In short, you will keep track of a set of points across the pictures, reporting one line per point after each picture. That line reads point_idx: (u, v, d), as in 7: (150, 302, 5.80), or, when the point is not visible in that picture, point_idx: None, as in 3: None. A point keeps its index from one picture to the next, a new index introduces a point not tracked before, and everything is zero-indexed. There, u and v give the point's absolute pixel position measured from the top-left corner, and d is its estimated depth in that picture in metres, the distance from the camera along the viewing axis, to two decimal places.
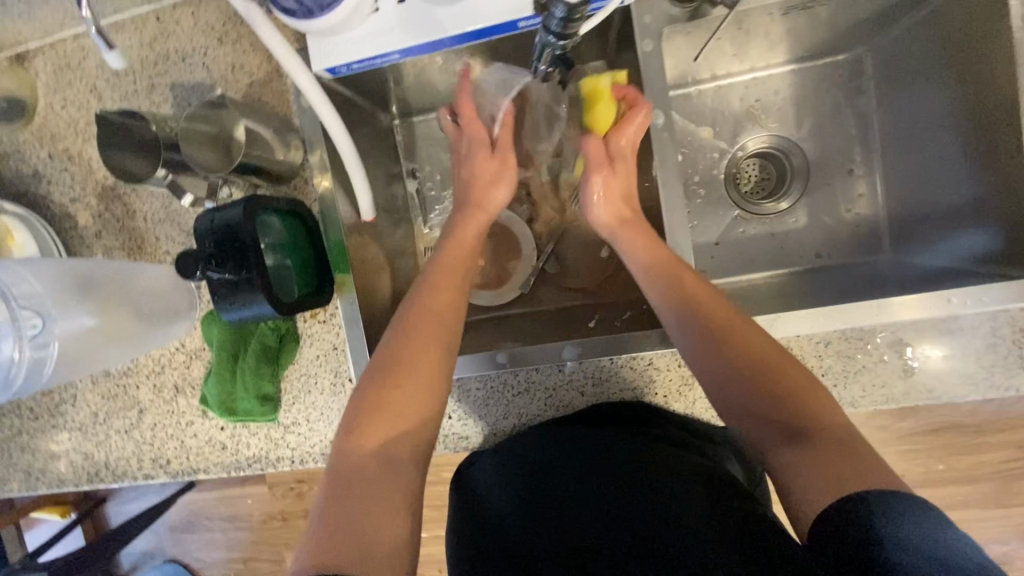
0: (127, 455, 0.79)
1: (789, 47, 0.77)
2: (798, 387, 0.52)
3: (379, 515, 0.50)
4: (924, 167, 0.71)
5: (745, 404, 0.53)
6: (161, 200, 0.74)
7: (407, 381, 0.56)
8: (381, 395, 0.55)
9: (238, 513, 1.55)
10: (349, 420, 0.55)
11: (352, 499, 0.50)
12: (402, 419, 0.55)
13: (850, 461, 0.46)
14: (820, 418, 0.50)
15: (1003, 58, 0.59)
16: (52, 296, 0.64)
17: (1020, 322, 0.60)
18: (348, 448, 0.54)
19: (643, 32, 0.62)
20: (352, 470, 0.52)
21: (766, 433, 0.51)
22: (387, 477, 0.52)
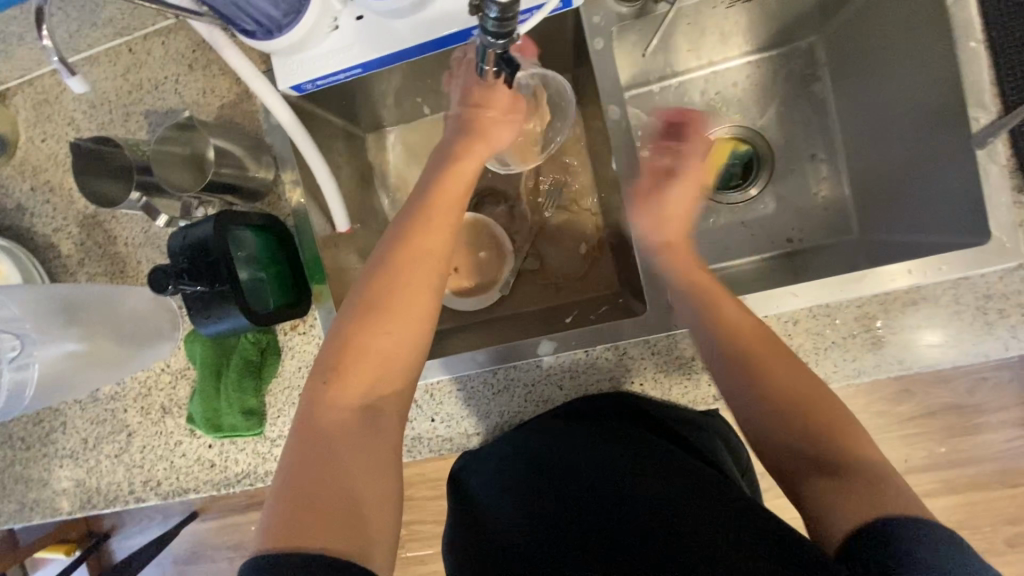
0: (118, 479, 0.80)
1: (742, 39, 0.79)
2: (834, 421, 0.53)
3: (359, 470, 0.49)
4: (882, 146, 0.73)
5: (781, 422, 0.54)
6: (141, 224, 0.76)
7: (390, 335, 0.54)
8: (359, 346, 0.54)
9: (242, 541, 1.54)
10: (324, 368, 0.53)
11: (334, 451, 0.49)
12: (381, 369, 0.54)
13: (880, 494, 0.46)
14: (852, 453, 0.50)
15: (941, 36, 0.61)
16: (30, 318, 0.68)
17: (984, 289, 0.60)
18: (322, 399, 0.52)
19: (593, 31, 0.65)
20: (327, 423, 0.51)
21: (798, 454, 0.52)
22: (368, 432, 0.51)
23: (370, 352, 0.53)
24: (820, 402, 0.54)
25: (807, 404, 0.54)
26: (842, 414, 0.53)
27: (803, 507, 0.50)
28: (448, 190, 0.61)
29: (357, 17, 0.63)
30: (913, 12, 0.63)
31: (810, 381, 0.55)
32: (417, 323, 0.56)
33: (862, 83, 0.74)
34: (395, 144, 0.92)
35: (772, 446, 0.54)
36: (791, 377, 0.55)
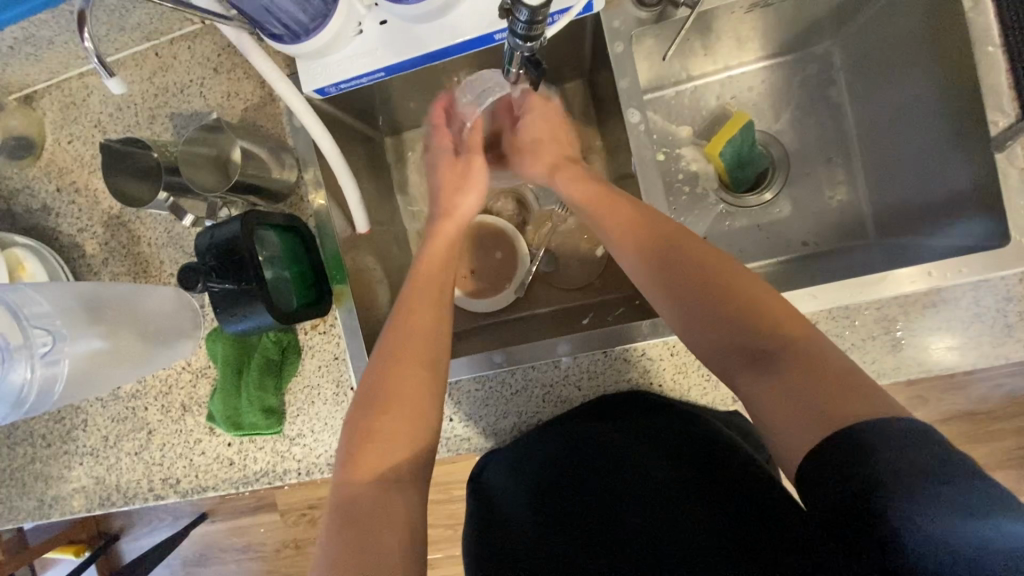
0: (138, 477, 0.80)
1: (758, 44, 0.80)
2: (768, 304, 0.53)
3: (382, 542, 0.49)
4: (899, 149, 0.73)
5: (727, 339, 0.53)
6: (164, 225, 0.77)
7: (394, 409, 0.56)
8: (368, 422, 0.55)
9: (251, 543, 1.54)
10: (342, 453, 0.55)
11: (354, 529, 0.50)
12: (393, 443, 0.54)
13: (834, 385, 0.45)
14: (786, 334, 0.50)
15: (960, 38, 0.61)
16: (62, 314, 0.68)
17: (1004, 291, 0.61)
18: (344, 483, 0.53)
19: (614, 36, 0.66)
20: (351, 504, 0.52)
21: (730, 358, 0.53)
22: (387, 507, 0.51)
23: (378, 426, 0.55)
24: (747, 294, 0.53)
25: (761, 318, 0.52)
26: (767, 296, 0.53)
27: (750, 408, 0.51)
28: (432, 270, 0.65)
29: (381, 22, 0.64)
30: (932, 15, 0.63)
31: (732, 271, 0.55)
32: (416, 392, 0.57)
33: (879, 88, 0.75)
34: (413, 148, 0.93)
35: (717, 356, 0.54)
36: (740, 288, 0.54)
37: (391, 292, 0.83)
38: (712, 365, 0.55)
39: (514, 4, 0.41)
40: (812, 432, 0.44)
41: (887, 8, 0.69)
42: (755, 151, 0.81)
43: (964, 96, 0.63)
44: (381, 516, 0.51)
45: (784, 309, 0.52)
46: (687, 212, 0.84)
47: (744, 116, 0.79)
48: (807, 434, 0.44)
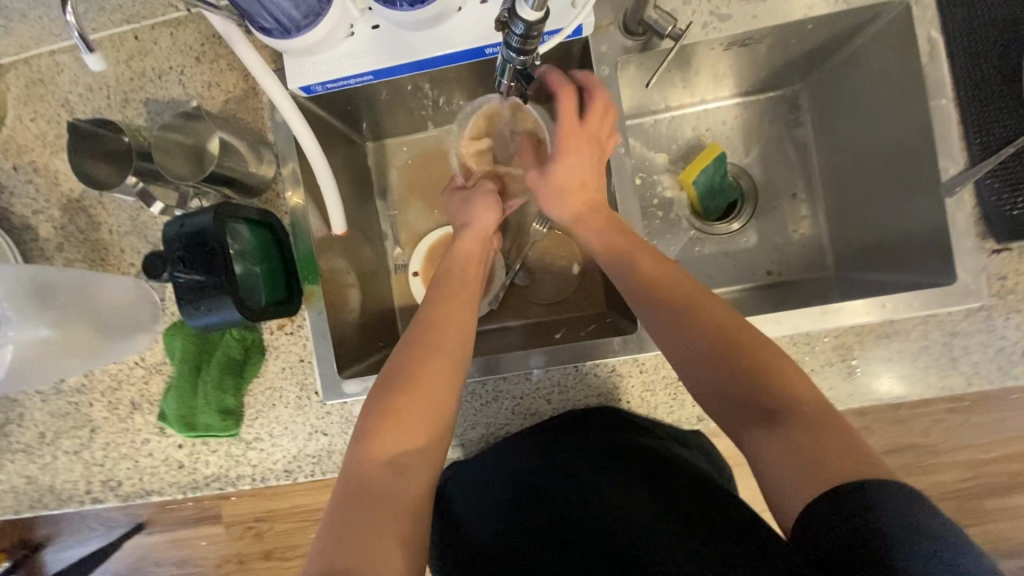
0: (75, 478, 0.75)
1: (734, 81, 0.84)
2: (783, 369, 0.51)
3: (387, 528, 0.48)
4: (859, 190, 0.77)
5: (725, 383, 0.52)
6: (129, 212, 0.74)
7: (418, 393, 0.55)
8: (391, 405, 0.54)
9: (190, 557, 1.46)
10: (360, 431, 0.54)
11: (363, 507, 0.49)
12: (413, 431, 0.54)
13: (834, 441, 0.45)
14: (796, 397, 0.49)
15: (917, 90, 0.66)
16: (10, 297, 0.66)
17: (949, 326, 0.65)
18: (360, 457, 0.52)
19: (601, 60, 0.68)
20: (362, 483, 0.51)
21: (737, 414, 0.51)
22: (397, 493, 0.51)
23: (403, 411, 0.54)
24: (768, 352, 0.52)
25: (768, 370, 0.51)
26: (793, 371, 0.51)
27: (755, 469, 0.49)
28: (460, 273, 0.69)
29: (373, 26, 0.65)
30: (891, 70, 0.68)
31: (747, 332, 0.54)
32: (442, 381, 0.57)
33: (841, 131, 0.79)
34: (394, 155, 0.94)
35: (712, 400, 0.53)
36: (758, 343, 0.53)
37: (362, 296, 0.82)
38: (721, 418, 0.53)
39: (511, 17, 0.42)
40: (812, 484, 0.44)
41: (851, 58, 0.73)
42: (722, 187, 0.84)
43: (918, 138, 0.67)
44: (390, 501, 0.50)
45: (799, 377, 0.51)
46: (660, 236, 0.87)
47: (711, 155, 0.80)
48: (810, 487, 0.44)
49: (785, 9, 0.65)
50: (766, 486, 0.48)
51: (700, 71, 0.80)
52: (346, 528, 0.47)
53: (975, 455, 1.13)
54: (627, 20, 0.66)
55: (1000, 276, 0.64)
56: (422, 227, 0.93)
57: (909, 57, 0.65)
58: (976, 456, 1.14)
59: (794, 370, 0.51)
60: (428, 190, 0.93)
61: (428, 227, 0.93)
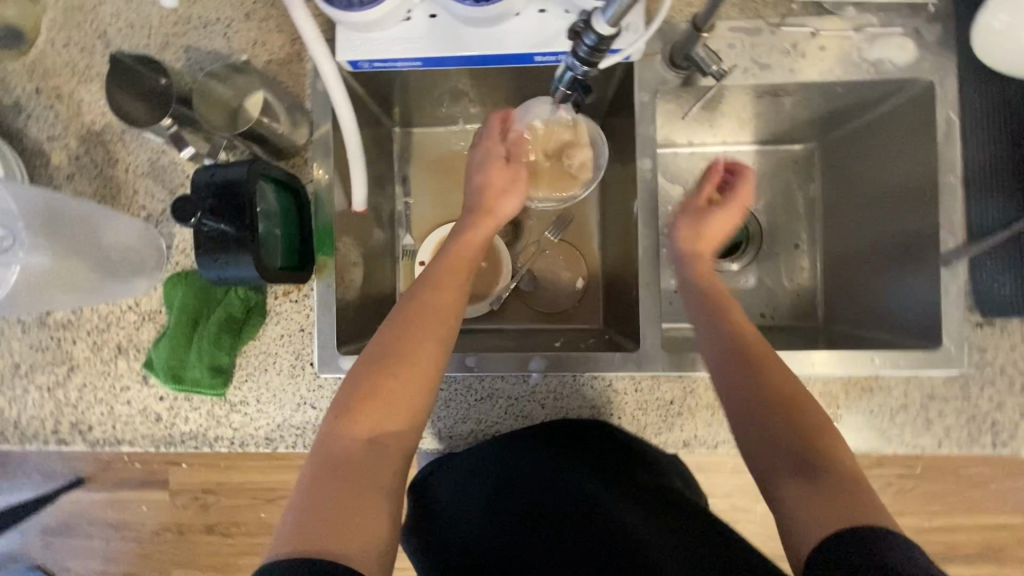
0: (45, 415, 0.73)
1: (757, 130, 0.87)
2: (816, 422, 0.53)
3: (360, 502, 0.50)
4: (860, 250, 0.80)
5: (761, 423, 0.53)
6: (149, 154, 0.73)
7: (401, 373, 0.55)
8: (374, 386, 0.55)
9: (127, 521, 1.38)
10: (340, 406, 0.55)
11: (339, 486, 0.50)
12: (394, 413, 0.54)
13: (858, 496, 0.47)
14: (828, 452, 0.51)
15: (927, 165, 0.70)
16: (24, 215, 0.63)
17: (929, 389, 0.68)
18: (338, 433, 0.53)
19: (642, 85, 0.70)
20: (338, 457, 0.52)
21: (776, 458, 0.52)
22: (374, 471, 0.52)
23: (386, 393, 0.54)
24: (801, 398, 0.54)
25: (801, 414, 0.53)
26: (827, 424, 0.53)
27: (778, 513, 0.50)
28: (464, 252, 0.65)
29: (430, 15, 0.66)
30: (906, 142, 0.72)
31: (785, 374, 0.56)
32: (425, 364, 0.57)
33: (849, 192, 0.83)
34: (419, 145, 0.95)
35: (747, 441, 0.54)
36: (791, 389, 0.55)
37: (365, 277, 0.81)
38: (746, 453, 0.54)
39: (585, 27, 0.44)
40: (828, 524, 0.47)
41: (869, 126, 0.77)
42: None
43: (923, 208, 0.71)
44: (364, 478, 0.51)
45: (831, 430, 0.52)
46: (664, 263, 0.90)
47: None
48: (818, 518, 0.47)
49: (823, 67, 0.69)
50: (780, 520, 0.50)
51: (729, 114, 0.83)
52: (320, 500, 0.49)
53: (922, 522, 1.18)
54: (673, 54, 0.67)
55: (981, 349, 0.68)
56: (435, 218, 0.94)
57: (927, 134, 0.70)
58: (922, 524, 1.18)
59: (824, 419, 0.53)
60: (447, 185, 0.95)
61: (442, 220, 0.94)
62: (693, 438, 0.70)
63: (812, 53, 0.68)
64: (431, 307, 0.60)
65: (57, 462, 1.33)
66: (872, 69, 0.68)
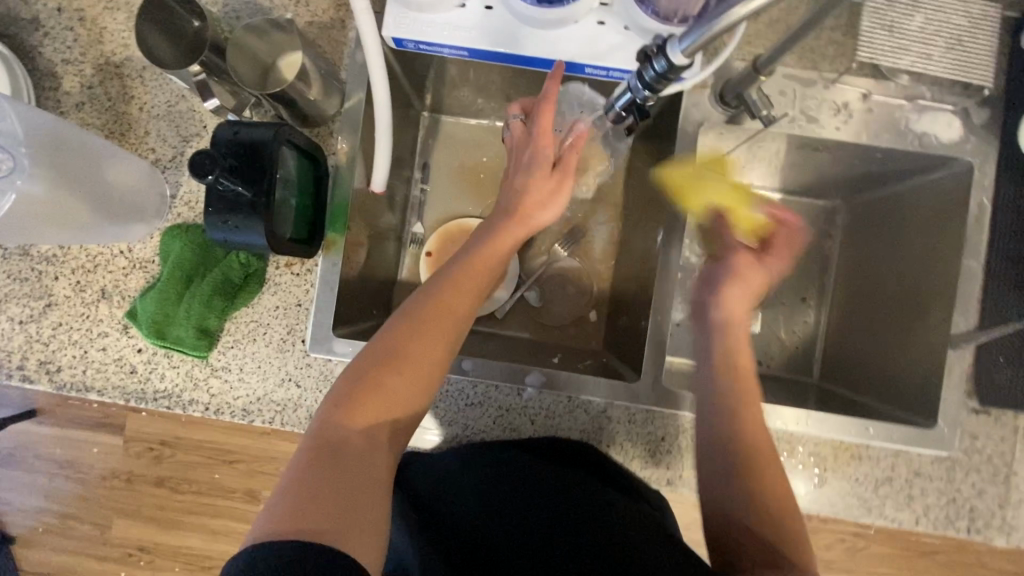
0: (11, 349, 0.69)
1: (786, 180, 0.87)
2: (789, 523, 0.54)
3: (353, 491, 0.47)
4: (869, 317, 0.80)
5: (726, 488, 0.57)
6: (168, 96, 0.69)
7: (409, 370, 0.53)
8: (375, 381, 0.52)
9: (77, 460, 1.26)
10: (339, 393, 0.52)
11: (333, 479, 0.47)
12: (390, 408, 0.53)
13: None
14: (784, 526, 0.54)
15: (953, 247, 0.70)
16: (29, 142, 0.59)
17: (916, 465, 0.68)
18: (335, 422, 0.50)
19: (687, 115, 0.68)
20: (335, 445, 0.49)
21: (738, 533, 0.55)
22: (370, 463, 0.50)
23: (385, 386, 0.52)
24: (766, 455, 0.57)
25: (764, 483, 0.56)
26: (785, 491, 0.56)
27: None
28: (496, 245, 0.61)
29: (486, 6, 0.64)
30: (934, 218, 0.72)
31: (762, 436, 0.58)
32: (436, 360, 0.55)
33: (866, 256, 0.82)
34: (444, 134, 0.92)
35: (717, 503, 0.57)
36: (764, 450, 0.57)
37: (370, 259, 0.79)
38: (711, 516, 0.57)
39: (658, 52, 0.43)
40: None
41: (898, 195, 0.77)
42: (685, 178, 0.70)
43: (941, 289, 0.71)
44: (358, 469, 0.49)
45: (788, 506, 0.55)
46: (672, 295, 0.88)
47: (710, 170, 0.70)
48: None
49: (868, 130, 0.68)
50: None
51: (762, 158, 0.82)
52: (314, 487, 0.46)
53: None
54: (725, 90, 0.66)
55: (972, 435, 0.69)
56: (449, 211, 0.92)
57: (958, 214, 0.70)
58: None
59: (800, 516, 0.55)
60: (466, 179, 0.92)
61: (456, 214, 0.92)
62: (677, 478, 0.69)
63: (860, 114, 0.68)
64: (443, 300, 0.56)
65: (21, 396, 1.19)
66: (917, 141, 0.68)
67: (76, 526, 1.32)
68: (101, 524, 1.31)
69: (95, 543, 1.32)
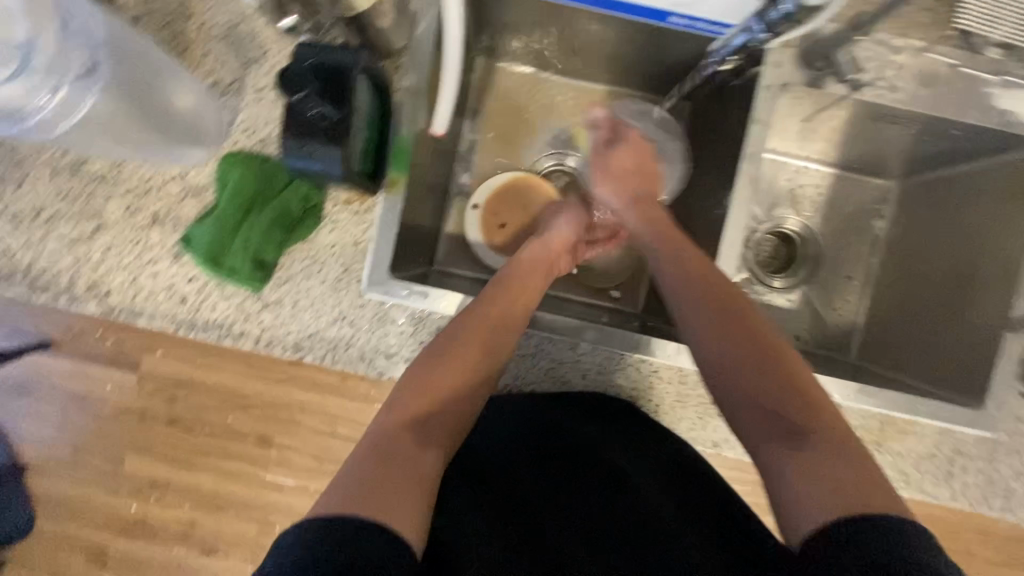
0: (60, 269, 0.68)
1: (846, 154, 0.85)
2: (782, 370, 0.53)
3: (399, 485, 0.47)
4: (917, 298, 0.80)
5: (755, 391, 0.52)
6: (228, 15, 0.66)
7: (448, 376, 0.56)
8: (421, 389, 0.54)
9: (86, 395, 1.09)
10: (389, 404, 0.54)
11: (381, 472, 0.47)
12: (433, 413, 0.54)
13: (865, 482, 0.44)
14: (818, 414, 0.50)
15: (1016, 232, 0.71)
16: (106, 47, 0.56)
17: (959, 445, 0.70)
18: (382, 426, 0.52)
19: (775, 70, 0.65)
20: (382, 443, 0.50)
21: (762, 428, 0.51)
22: (412, 457, 0.49)
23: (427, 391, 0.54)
24: (783, 351, 0.54)
25: (784, 368, 0.53)
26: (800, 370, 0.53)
27: (770, 485, 0.48)
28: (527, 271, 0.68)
29: None
30: (1003, 201, 0.72)
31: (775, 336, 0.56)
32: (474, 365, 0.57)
33: (920, 245, 0.82)
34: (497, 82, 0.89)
35: (749, 411, 0.52)
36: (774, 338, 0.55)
37: (423, 205, 0.77)
38: (738, 424, 0.53)
39: None
40: (828, 510, 0.44)
41: (967, 175, 0.75)
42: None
43: (1003, 274, 0.72)
44: (408, 465, 0.48)
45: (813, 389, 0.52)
46: None
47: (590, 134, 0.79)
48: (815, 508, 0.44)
49: (955, 103, 0.67)
50: (773, 501, 0.48)
51: (828, 128, 0.80)
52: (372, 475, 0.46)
53: None
54: (812, 50, 0.65)
55: (1017, 418, 0.70)
56: (497, 164, 0.89)
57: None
58: None
59: (786, 350, 0.55)
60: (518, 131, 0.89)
61: (504, 167, 0.89)
62: (724, 441, 0.73)
63: (945, 85, 0.67)
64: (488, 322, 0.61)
65: (27, 315, 1.01)
66: (1000, 119, 0.67)
67: (87, 461, 1.13)
68: (110, 458, 1.12)
69: (99, 489, 1.14)
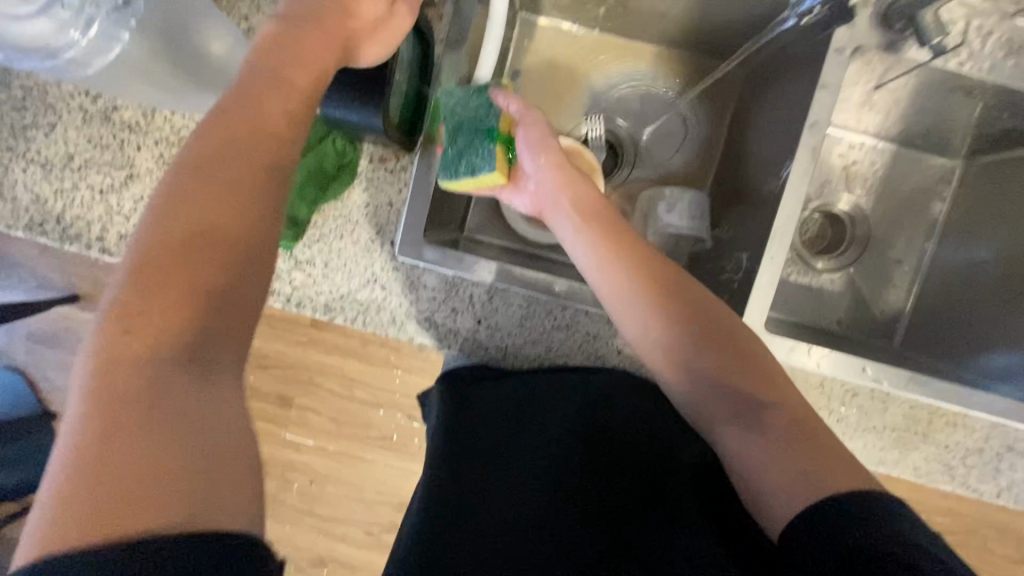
0: (90, 218, 0.66)
1: (907, 129, 0.79)
2: (723, 352, 0.52)
3: (182, 457, 0.34)
4: (975, 286, 0.75)
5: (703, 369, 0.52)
6: None
7: (178, 271, 0.38)
8: (161, 297, 0.37)
9: None
10: (119, 319, 0.37)
11: (141, 449, 0.34)
12: (170, 317, 0.37)
13: (825, 449, 0.46)
14: (773, 391, 0.50)
15: None
16: None
17: (1009, 441, 0.69)
18: (117, 362, 0.36)
19: (848, 37, 0.61)
20: (124, 398, 0.35)
21: (718, 405, 0.51)
22: (203, 420, 0.36)
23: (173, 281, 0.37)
24: (724, 324, 0.53)
25: (723, 337, 0.52)
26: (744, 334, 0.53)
27: (733, 463, 0.50)
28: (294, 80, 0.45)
29: None
30: None
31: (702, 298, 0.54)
32: (229, 243, 0.40)
33: (978, 230, 0.77)
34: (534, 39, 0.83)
35: (701, 397, 0.52)
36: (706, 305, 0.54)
37: None
38: (694, 406, 0.53)
39: None
40: (803, 492, 0.44)
41: None
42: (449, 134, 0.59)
43: None
44: (208, 426, 0.37)
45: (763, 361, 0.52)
46: None
47: (502, 178, 0.60)
48: (789, 490, 0.45)
49: None
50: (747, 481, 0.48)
51: (892, 100, 0.75)
52: (104, 470, 0.33)
53: None
54: (892, 11, 0.60)
55: None
56: None
57: None
58: None
59: (736, 322, 0.54)
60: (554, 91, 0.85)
61: None
62: None
63: None
64: (230, 144, 0.42)
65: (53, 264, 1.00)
66: None
67: None
68: None
69: None
